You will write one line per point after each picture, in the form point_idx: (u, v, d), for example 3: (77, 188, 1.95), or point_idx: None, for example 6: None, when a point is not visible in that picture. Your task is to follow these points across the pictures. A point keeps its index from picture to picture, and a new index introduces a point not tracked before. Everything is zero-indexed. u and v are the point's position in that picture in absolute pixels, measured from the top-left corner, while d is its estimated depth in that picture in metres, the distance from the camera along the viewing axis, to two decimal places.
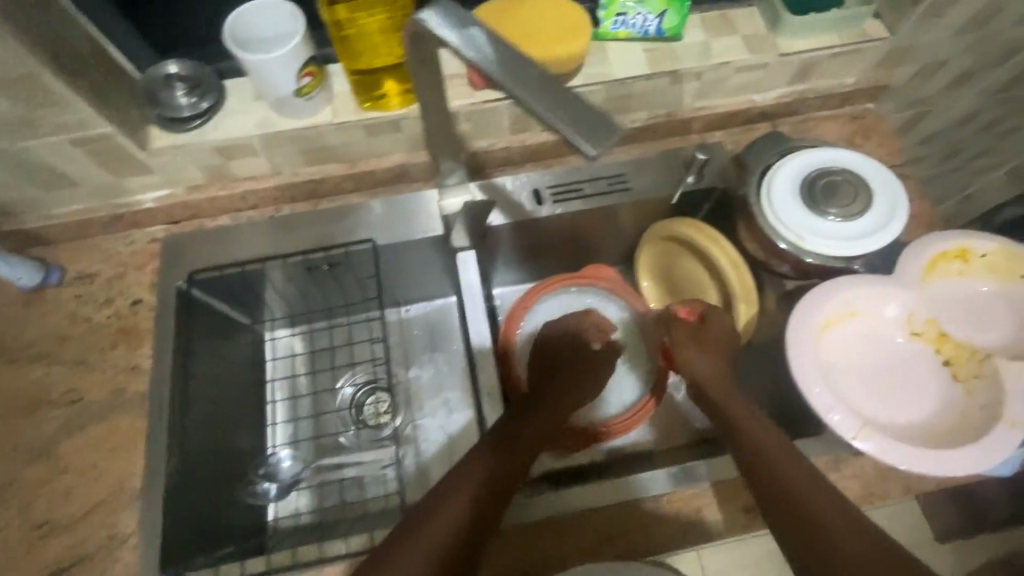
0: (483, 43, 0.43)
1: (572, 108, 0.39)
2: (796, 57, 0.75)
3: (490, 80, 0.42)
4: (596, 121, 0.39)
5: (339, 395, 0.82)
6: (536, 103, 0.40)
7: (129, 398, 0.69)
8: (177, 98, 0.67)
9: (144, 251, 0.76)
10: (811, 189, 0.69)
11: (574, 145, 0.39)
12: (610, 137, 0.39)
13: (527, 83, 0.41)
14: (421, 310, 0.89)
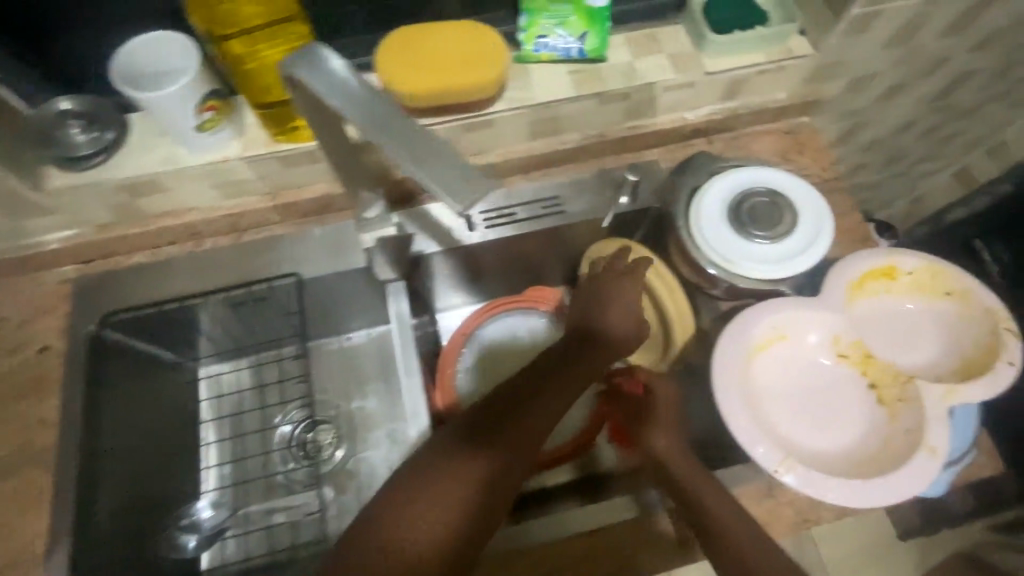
0: (347, 87, 0.43)
1: (441, 166, 0.39)
2: (723, 76, 0.74)
3: (359, 132, 0.42)
4: (470, 179, 0.39)
5: (277, 434, 0.79)
6: (407, 158, 0.40)
7: (36, 455, 0.66)
8: (74, 136, 0.64)
9: (54, 293, 0.72)
10: (738, 211, 0.68)
11: (445, 203, 0.39)
12: (482, 195, 0.38)
13: (398, 137, 0.41)
14: (362, 338, 0.86)
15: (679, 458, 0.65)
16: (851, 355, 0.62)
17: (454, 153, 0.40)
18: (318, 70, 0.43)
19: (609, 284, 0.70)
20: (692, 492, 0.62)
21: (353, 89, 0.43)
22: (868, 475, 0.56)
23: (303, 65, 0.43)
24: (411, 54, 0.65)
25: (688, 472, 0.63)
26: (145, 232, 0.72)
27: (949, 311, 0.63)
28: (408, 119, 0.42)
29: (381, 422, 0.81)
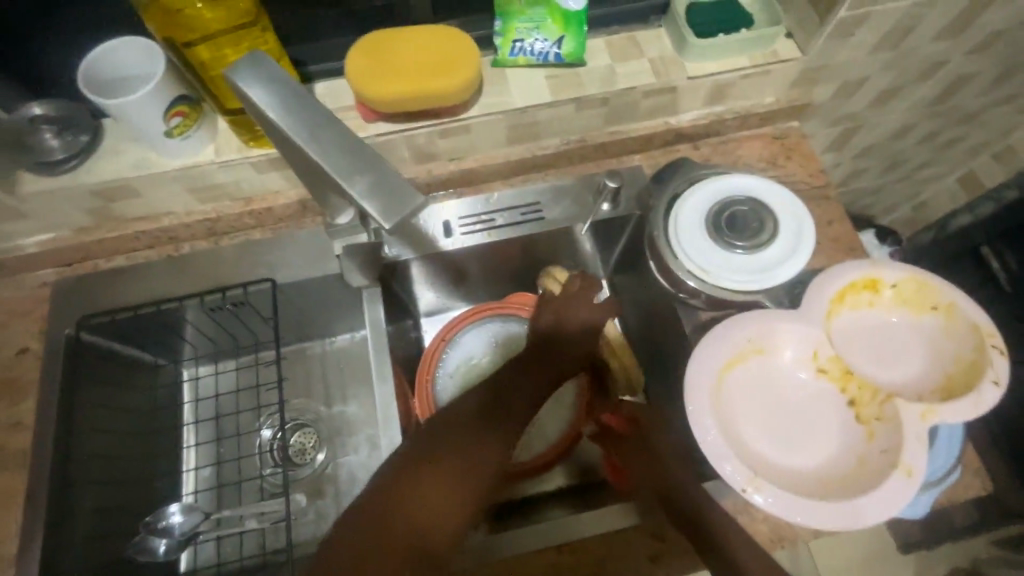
0: (292, 100, 0.41)
1: (377, 180, 0.39)
2: (705, 80, 0.73)
3: (291, 138, 0.41)
4: (398, 195, 0.39)
5: (258, 438, 0.78)
6: (337, 169, 0.39)
7: (10, 456, 0.66)
8: (46, 141, 0.64)
9: (34, 296, 0.73)
10: (717, 220, 0.67)
11: (373, 217, 0.38)
12: (412, 209, 0.38)
13: (329, 145, 0.40)
14: (344, 342, 0.85)
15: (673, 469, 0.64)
16: (830, 370, 0.60)
17: (386, 166, 0.40)
18: (255, 73, 0.41)
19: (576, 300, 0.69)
20: (686, 504, 0.60)
21: (282, 92, 0.41)
22: (840, 496, 0.53)
23: (248, 77, 0.41)
24: (383, 59, 0.64)
25: (679, 481, 0.62)
26: (120, 236, 0.72)
27: (934, 327, 0.61)
28: (341, 126, 0.41)
29: (361, 428, 0.81)
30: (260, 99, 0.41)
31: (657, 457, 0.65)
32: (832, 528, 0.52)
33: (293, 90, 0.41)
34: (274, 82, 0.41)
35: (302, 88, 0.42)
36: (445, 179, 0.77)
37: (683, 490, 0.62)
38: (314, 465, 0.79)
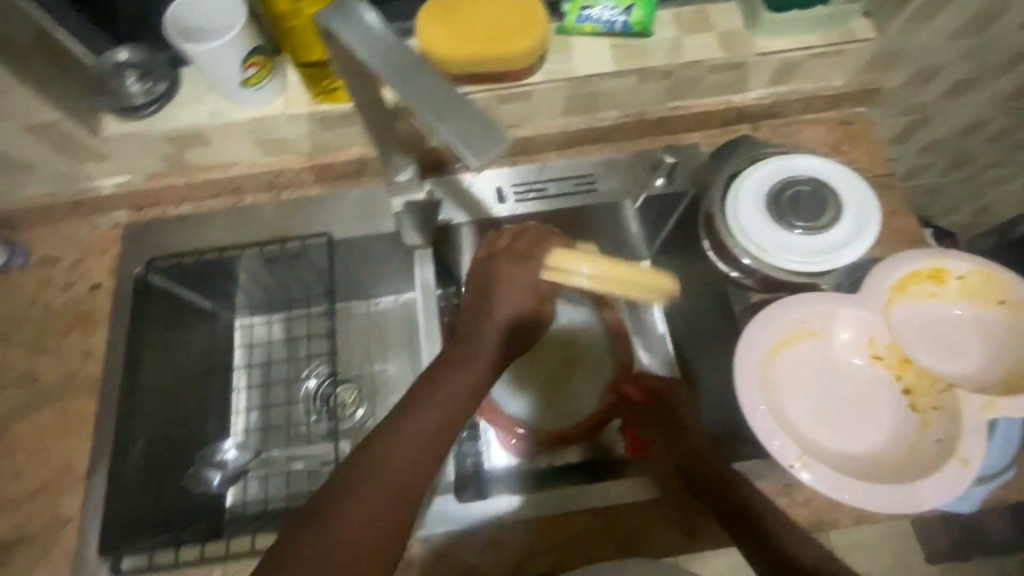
0: (384, 45, 0.42)
1: (463, 121, 0.39)
2: (774, 57, 0.71)
3: (380, 81, 0.42)
4: (487, 135, 0.38)
5: (302, 388, 0.80)
6: (427, 112, 0.40)
7: (81, 382, 0.70)
8: (128, 85, 0.67)
9: (107, 236, 0.77)
10: (778, 200, 0.66)
11: (462, 157, 0.38)
12: (500, 149, 0.38)
13: (421, 90, 0.41)
14: (390, 303, 0.87)
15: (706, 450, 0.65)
16: (885, 357, 0.60)
17: (474, 108, 0.39)
18: (347, 20, 0.43)
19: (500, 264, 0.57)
20: (721, 481, 0.61)
21: (375, 41, 0.43)
22: (890, 480, 0.53)
23: (341, 23, 0.43)
24: (451, 20, 0.65)
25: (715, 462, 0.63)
26: (189, 184, 0.75)
27: (1001, 322, 0.59)
28: (428, 69, 0.42)
29: (402, 386, 0.83)
30: (353, 44, 0.43)
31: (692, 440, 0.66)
32: (881, 512, 0.51)
33: (383, 38, 0.43)
34: (367, 30, 0.43)
35: (391, 37, 0.43)
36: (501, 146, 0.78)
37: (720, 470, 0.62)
38: (353, 420, 0.80)
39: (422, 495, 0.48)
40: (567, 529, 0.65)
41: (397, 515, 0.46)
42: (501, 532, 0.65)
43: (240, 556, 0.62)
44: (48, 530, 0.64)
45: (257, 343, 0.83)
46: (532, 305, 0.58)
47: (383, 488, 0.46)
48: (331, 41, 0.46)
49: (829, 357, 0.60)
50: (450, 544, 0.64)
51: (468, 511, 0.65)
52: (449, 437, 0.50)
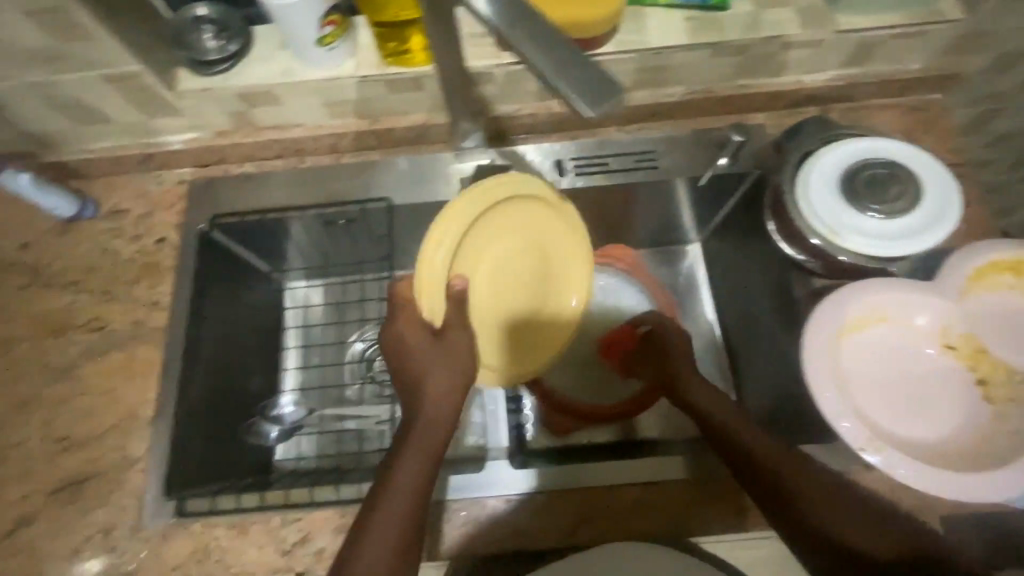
0: None
1: (575, 68, 0.38)
2: (854, 35, 0.69)
3: (479, 20, 0.40)
4: (603, 85, 0.38)
5: (351, 349, 0.81)
6: (538, 58, 0.38)
7: (147, 331, 0.72)
8: (205, 41, 0.69)
9: (172, 192, 0.78)
10: (852, 181, 0.64)
11: (576, 108, 0.38)
12: (617, 98, 0.38)
13: (528, 33, 0.39)
14: None
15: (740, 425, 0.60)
16: (959, 347, 0.59)
17: (581, 54, 0.39)
18: None
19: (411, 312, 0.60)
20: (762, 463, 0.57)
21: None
22: (957, 468, 0.53)
23: None
24: None
25: (752, 439, 0.59)
26: (254, 143, 0.76)
27: None
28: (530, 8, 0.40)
29: None
30: None
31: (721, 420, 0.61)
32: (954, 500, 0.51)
33: None
34: None
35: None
36: (563, 119, 0.77)
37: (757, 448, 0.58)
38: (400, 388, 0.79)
39: (428, 496, 0.54)
40: (620, 501, 0.65)
41: (408, 535, 0.52)
42: (549, 500, 0.65)
43: (299, 506, 0.63)
44: (115, 470, 0.66)
45: (309, 305, 0.84)
46: (442, 352, 0.59)
47: (386, 526, 0.51)
48: None
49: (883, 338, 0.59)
50: (501, 508, 0.65)
51: (520, 476, 0.66)
52: (436, 444, 0.57)
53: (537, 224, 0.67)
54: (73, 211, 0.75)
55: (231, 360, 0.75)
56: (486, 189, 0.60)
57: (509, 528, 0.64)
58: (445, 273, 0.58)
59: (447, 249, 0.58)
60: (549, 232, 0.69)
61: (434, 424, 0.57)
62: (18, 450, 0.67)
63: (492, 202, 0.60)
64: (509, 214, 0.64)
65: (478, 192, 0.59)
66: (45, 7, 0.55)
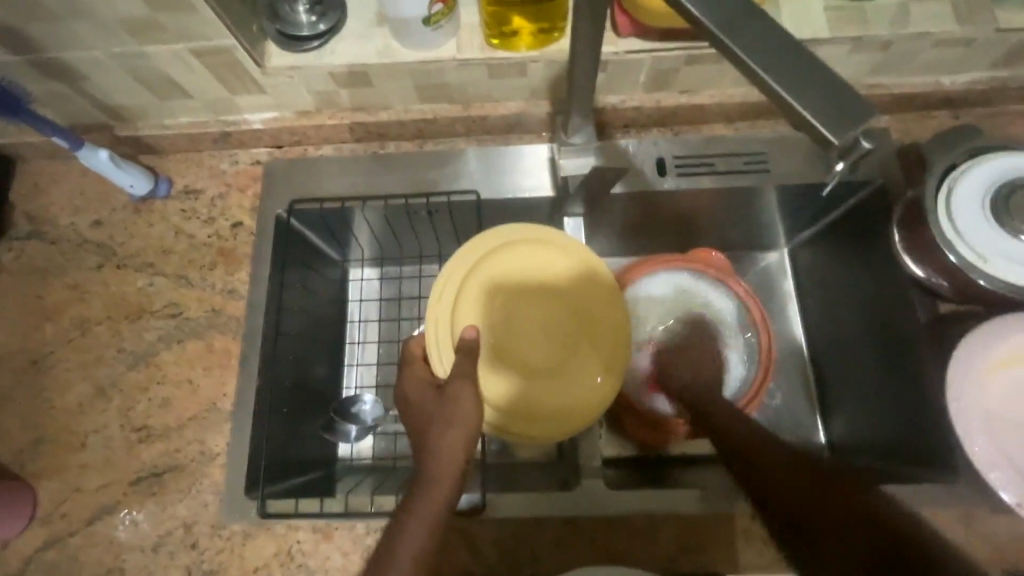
0: None
1: (817, 87, 0.35)
2: (1014, 35, 0.61)
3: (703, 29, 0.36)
4: (849, 106, 0.35)
5: None
6: (777, 75, 0.35)
7: (225, 320, 0.70)
8: (298, 14, 0.64)
9: (247, 172, 0.74)
10: (1006, 201, 0.58)
11: (818, 134, 0.35)
12: (867, 119, 0.35)
13: (761, 45, 0.35)
14: None
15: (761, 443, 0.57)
16: None
17: (822, 68, 0.35)
18: None
19: (406, 371, 0.60)
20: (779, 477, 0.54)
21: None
22: None
23: None
24: None
25: (771, 457, 0.56)
26: (337, 125, 0.72)
27: None
28: (759, 14, 0.36)
29: None
30: None
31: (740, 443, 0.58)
32: None
33: None
34: None
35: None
36: (669, 112, 0.71)
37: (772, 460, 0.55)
38: None
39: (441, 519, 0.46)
40: (729, 529, 0.60)
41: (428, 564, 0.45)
42: (647, 525, 0.61)
43: (386, 514, 0.62)
44: (196, 463, 0.65)
45: (377, 297, 0.80)
46: (441, 407, 0.53)
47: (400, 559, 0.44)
48: None
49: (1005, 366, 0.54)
50: (598, 529, 0.61)
51: (603, 498, 0.62)
52: (446, 462, 0.50)
53: (548, 264, 0.63)
54: (147, 190, 0.72)
55: (306, 352, 0.72)
56: (482, 242, 0.63)
57: (589, 550, 0.61)
58: (447, 330, 0.60)
59: (447, 307, 0.61)
60: (570, 267, 0.63)
61: (447, 459, 0.50)
62: (98, 436, 0.66)
63: (487, 252, 0.62)
64: (519, 257, 0.62)
65: (481, 241, 0.63)
66: None
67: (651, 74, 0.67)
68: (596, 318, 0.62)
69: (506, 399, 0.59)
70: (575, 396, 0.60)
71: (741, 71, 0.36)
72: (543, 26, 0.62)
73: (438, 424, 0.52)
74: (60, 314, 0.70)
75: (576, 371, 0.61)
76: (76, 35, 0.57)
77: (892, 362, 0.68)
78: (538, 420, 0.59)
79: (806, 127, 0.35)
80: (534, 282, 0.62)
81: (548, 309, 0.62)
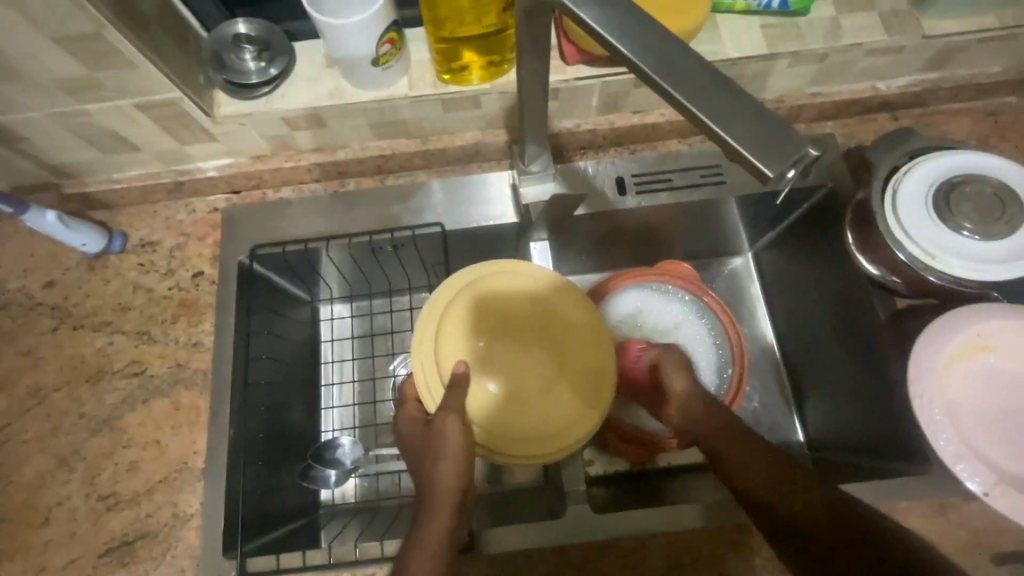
0: (635, 28, 0.36)
1: (751, 122, 0.33)
2: (939, 41, 0.65)
3: (635, 71, 0.36)
4: (783, 139, 0.33)
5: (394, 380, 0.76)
6: (708, 109, 0.34)
7: (190, 375, 0.68)
8: (245, 61, 0.64)
9: (205, 221, 0.73)
10: (947, 199, 0.60)
11: (751, 166, 0.33)
12: (801, 150, 0.33)
13: (688, 80, 0.35)
14: None
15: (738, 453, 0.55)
16: None
17: (757, 105, 0.34)
18: None
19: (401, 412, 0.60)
20: (762, 489, 0.52)
21: (618, 14, 0.36)
22: None
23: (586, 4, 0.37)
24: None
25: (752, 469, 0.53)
26: (293, 167, 0.71)
27: None
28: (693, 56, 0.36)
29: None
30: (596, 23, 0.36)
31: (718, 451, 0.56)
32: None
33: (633, 15, 0.37)
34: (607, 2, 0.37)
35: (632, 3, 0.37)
36: (624, 133, 0.73)
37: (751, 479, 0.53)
38: None
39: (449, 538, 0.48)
40: (713, 543, 0.61)
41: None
42: (638, 545, 0.61)
43: (370, 562, 0.60)
44: (169, 527, 0.63)
45: (349, 335, 0.78)
46: (431, 439, 0.54)
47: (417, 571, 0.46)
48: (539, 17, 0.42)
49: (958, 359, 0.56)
50: (587, 553, 0.61)
51: (585, 522, 0.61)
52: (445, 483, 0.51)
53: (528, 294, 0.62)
54: (100, 246, 0.70)
55: (278, 400, 0.70)
56: (460, 281, 0.62)
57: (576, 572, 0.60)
58: (434, 370, 0.58)
59: (430, 347, 0.60)
60: (548, 295, 0.63)
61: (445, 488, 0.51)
62: (61, 509, 0.63)
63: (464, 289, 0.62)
64: (497, 291, 0.62)
65: (459, 281, 0.63)
66: (80, 36, 0.50)
67: (603, 97, 0.68)
68: (594, 341, 0.61)
69: (499, 423, 0.58)
70: (569, 419, 0.59)
71: (675, 109, 0.35)
72: (493, 58, 0.63)
73: (433, 456, 0.53)
74: (14, 383, 0.67)
75: (565, 396, 0.60)
76: (12, 99, 0.56)
77: (859, 361, 0.69)
78: (535, 445, 0.58)
79: (740, 160, 0.34)
80: (519, 311, 0.62)
81: (540, 335, 0.61)
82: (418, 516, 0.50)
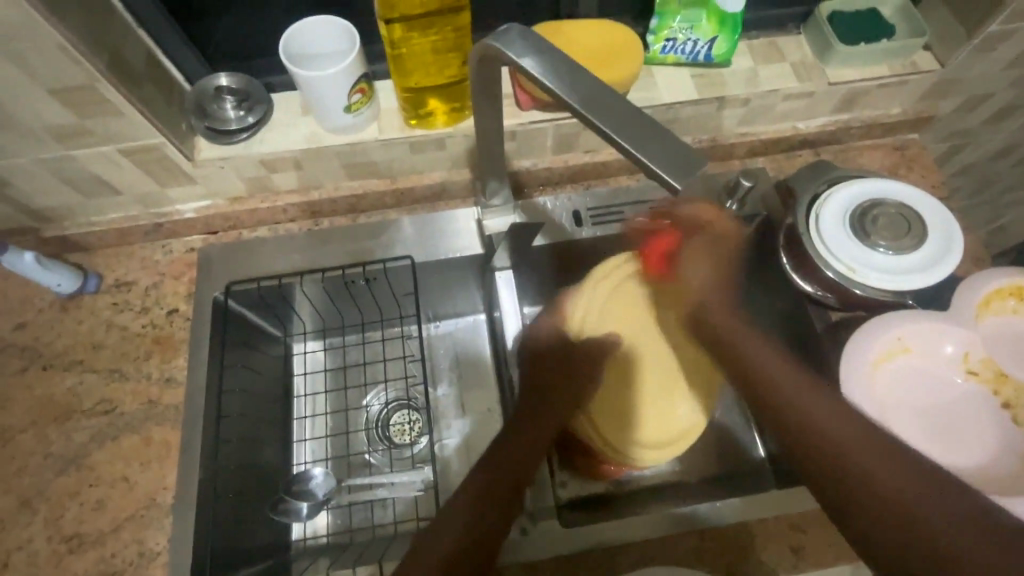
0: (564, 71, 0.43)
1: (659, 142, 0.39)
2: (844, 87, 0.75)
3: (566, 107, 0.43)
4: (684, 157, 0.39)
5: (367, 412, 0.78)
6: (624, 135, 0.40)
7: (162, 411, 0.68)
8: (225, 110, 0.69)
9: (181, 260, 0.75)
10: (863, 219, 0.67)
11: (659, 179, 0.39)
12: (697, 172, 0.39)
13: (606, 112, 0.41)
14: (449, 327, 0.84)
15: (890, 484, 0.47)
16: (982, 372, 0.63)
17: (666, 132, 0.40)
18: (532, 46, 0.44)
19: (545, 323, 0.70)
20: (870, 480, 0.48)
21: (551, 61, 0.44)
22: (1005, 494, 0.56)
23: (526, 55, 0.44)
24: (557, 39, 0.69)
25: (925, 512, 0.45)
26: (269, 208, 0.75)
27: None
28: (614, 93, 0.42)
29: (466, 409, 0.79)
30: (532, 69, 0.44)
31: (844, 475, 0.49)
32: None
33: (563, 62, 0.44)
34: (540, 53, 0.44)
35: (566, 55, 0.44)
36: (578, 170, 0.80)
37: (919, 509, 0.46)
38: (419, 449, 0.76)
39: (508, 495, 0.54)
40: (678, 549, 0.63)
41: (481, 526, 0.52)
42: (606, 555, 0.62)
43: None
44: (134, 566, 0.62)
45: (321, 369, 0.80)
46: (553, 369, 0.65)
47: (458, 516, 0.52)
48: (488, 64, 0.48)
49: (884, 359, 0.61)
50: (556, 568, 0.62)
51: (552, 537, 0.62)
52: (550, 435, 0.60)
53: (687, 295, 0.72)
54: (75, 287, 0.72)
55: (252, 433, 0.71)
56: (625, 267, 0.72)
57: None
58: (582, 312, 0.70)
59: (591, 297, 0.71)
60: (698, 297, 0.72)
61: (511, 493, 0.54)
62: (22, 552, 0.62)
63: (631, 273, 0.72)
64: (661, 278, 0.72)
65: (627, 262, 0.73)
66: (71, 87, 0.55)
67: (557, 139, 0.76)
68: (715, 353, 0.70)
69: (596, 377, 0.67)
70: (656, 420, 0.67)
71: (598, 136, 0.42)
72: (456, 106, 0.70)
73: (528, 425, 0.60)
74: None
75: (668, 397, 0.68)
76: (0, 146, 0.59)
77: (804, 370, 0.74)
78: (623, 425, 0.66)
79: (652, 175, 0.39)
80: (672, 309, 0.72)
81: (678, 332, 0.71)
82: (476, 518, 0.52)
